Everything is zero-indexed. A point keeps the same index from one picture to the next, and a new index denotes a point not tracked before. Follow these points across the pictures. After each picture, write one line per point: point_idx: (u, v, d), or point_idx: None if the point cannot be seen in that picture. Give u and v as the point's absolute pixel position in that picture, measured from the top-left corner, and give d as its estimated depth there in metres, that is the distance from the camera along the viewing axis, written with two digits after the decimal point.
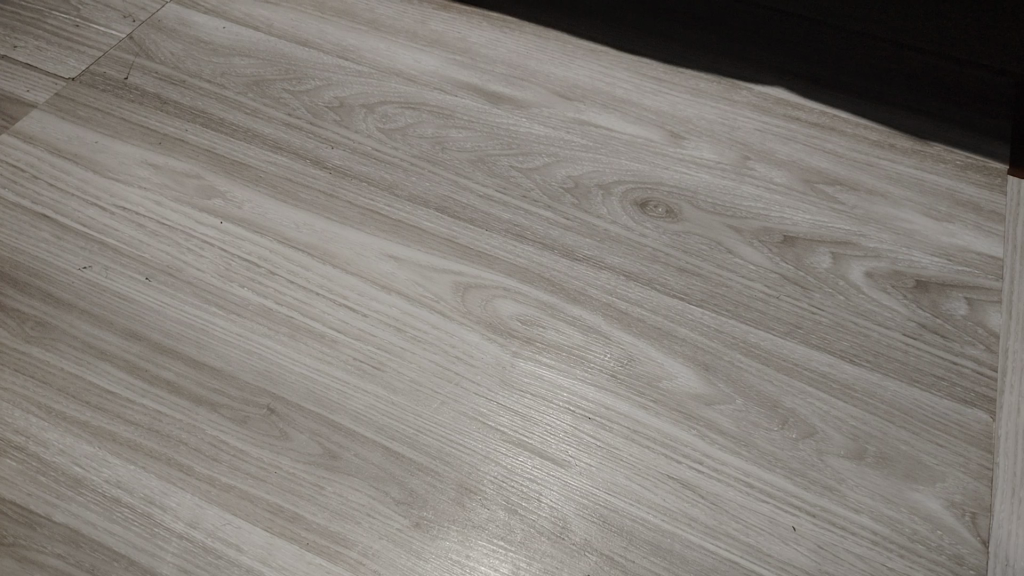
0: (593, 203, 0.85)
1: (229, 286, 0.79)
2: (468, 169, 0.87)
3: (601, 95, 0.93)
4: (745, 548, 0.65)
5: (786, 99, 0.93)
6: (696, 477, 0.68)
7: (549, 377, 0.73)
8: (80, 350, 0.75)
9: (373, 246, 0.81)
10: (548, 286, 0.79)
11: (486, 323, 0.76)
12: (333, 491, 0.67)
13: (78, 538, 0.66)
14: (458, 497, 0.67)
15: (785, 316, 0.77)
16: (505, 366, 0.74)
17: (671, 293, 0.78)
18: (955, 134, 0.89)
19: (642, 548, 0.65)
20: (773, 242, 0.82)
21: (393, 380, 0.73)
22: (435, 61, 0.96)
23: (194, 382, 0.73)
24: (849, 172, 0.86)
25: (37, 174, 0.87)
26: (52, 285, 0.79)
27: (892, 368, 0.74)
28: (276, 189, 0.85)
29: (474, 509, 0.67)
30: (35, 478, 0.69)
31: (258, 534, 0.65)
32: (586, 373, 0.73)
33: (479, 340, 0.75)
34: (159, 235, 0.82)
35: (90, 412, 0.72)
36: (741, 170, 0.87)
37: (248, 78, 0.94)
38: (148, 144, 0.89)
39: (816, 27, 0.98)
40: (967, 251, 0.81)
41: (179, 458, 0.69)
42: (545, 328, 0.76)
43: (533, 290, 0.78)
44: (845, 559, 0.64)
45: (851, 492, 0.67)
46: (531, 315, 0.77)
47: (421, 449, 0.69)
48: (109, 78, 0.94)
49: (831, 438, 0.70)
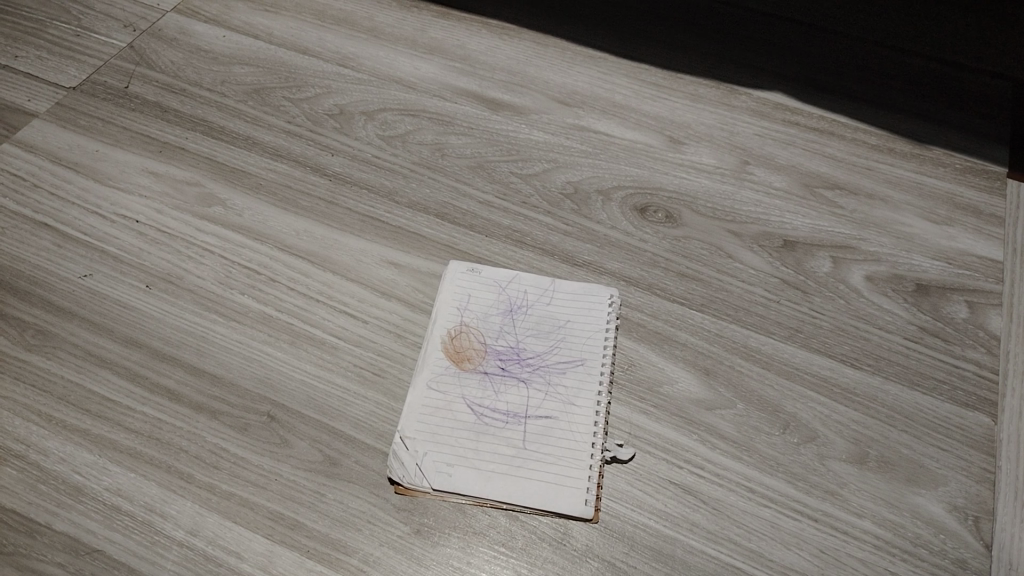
0: (592, 209, 0.85)
1: (229, 294, 0.79)
2: (467, 175, 0.87)
3: (601, 102, 0.94)
4: (746, 553, 0.65)
5: (787, 104, 0.93)
6: (696, 482, 0.68)
7: (548, 223, 0.83)
8: (80, 357, 0.75)
9: (373, 253, 0.81)
10: (570, 140, 0.90)
11: (502, 181, 0.87)
12: (333, 498, 0.67)
13: (79, 546, 0.65)
14: (371, 214, 0.84)
15: (786, 321, 0.76)
16: (526, 194, 0.86)
17: (671, 297, 0.78)
18: (954, 138, 0.89)
19: (559, 380, 0.73)
20: (773, 247, 0.82)
21: (395, 388, 0.73)
22: (435, 69, 0.97)
23: (194, 390, 0.73)
24: (849, 176, 0.87)
25: (38, 183, 0.87)
26: (52, 293, 0.79)
27: (892, 371, 0.74)
28: (275, 197, 0.85)
29: (459, 138, 0.90)
30: (35, 487, 0.68)
31: (258, 542, 0.65)
32: (529, 165, 0.88)
33: (469, 162, 0.88)
34: (160, 243, 0.82)
35: (90, 420, 0.71)
36: (741, 175, 0.87)
37: (248, 86, 0.95)
38: (148, 152, 0.89)
39: (818, 32, 0.99)
40: (967, 254, 0.81)
41: (180, 466, 0.69)
42: (542, 178, 0.87)
43: (577, 167, 0.88)
44: (846, 563, 0.64)
45: (853, 497, 0.67)
46: (581, 176, 0.87)
47: (448, 237, 0.82)
48: (109, 87, 0.95)
49: (832, 442, 0.70)
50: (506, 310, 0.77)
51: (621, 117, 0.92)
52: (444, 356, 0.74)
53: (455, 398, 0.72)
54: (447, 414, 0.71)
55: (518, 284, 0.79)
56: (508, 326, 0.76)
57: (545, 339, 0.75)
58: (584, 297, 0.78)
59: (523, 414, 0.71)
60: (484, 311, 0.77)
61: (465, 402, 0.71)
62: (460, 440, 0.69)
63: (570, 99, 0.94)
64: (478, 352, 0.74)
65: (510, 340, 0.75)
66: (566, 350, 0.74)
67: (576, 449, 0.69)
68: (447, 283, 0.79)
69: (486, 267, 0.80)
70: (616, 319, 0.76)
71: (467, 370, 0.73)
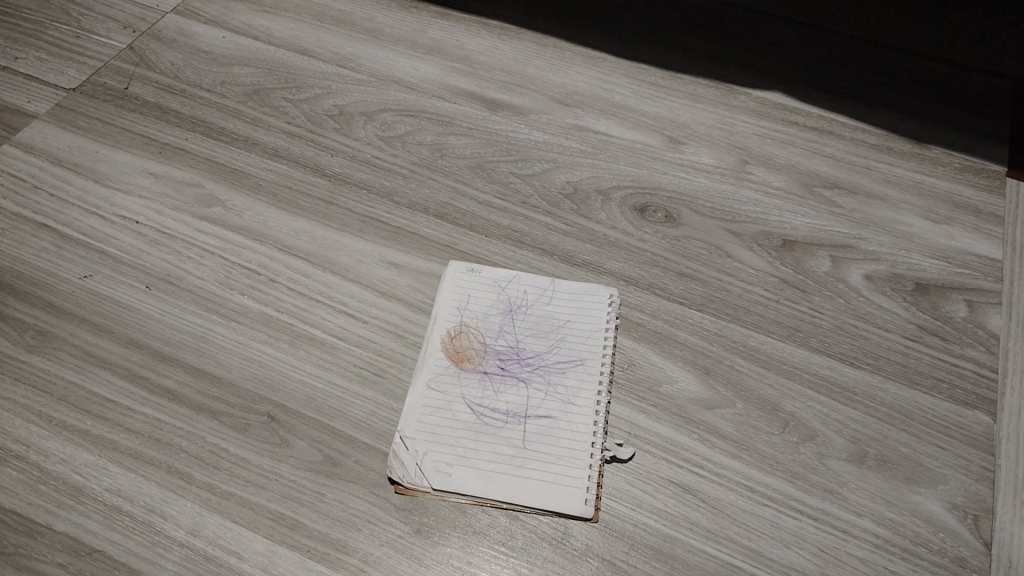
0: (592, 209, 0.85)
1: (229, 295, 0.79)
2: (466, 175, 0.87)
3: (600, 102, 0.94)
4: (747, 553, 0.65)
5: (786, 104, 0.93)
6: (696, 482, 0.68)
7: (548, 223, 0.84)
8: (80, 358, 0.75)
9: (373, 253, 0.81)
10: (569, 139, 0.91)
11: (502, 181, 0.87)
12: (333, 498, 0.67)
13: (79, 547, 0.65)
14: (371, 214, 0.84)
15: (785, 321, 0.77)
16: (526, 194, 0.86)
17: (670, 296, 0.78)
18: (953, 137, 0.89)
19: (559, 380, 0.73)
20: (772, 246, 0.82)
21: (395, 388, 0.73)
22: (434, 69, 0.97)
23: (195, 391, 0.73)
24: (848, 176, 0.87)
25: (38, 184, 0.87)
26: (52, 294, 0.79)
27: (891, 370, 0.74)
28: (275, 198, 0.85)
29: (458, 138, 0.91)
30: (35, 487, 0.68)
31: (259, 542, 0.65)
32: (529, 165, 0.88)
33: (469, 162, 0.88)
34: (160, 244, 0.82)
35: (90, 421, 0.71)
36: (740, 175, 0.87)
37: (248, 87, 0.95)
38: (148, 153, 0.89)
39: (817, 31, 0.99)
40: (966, 253, 0.81)
41: (180, 466, 0.69)
42: (542, 177, 0.87)
43: (576, 167, 0.88)
44: (846, 562, 0.64)
45: (853, 496, 0.67)
46: (580, 177, 0.87)
47: (448, 237, 0.83)
48: (109, 88, 0.95)
49: (831, 441, 0.70)
50: (505, 309, 0.77)
51: (620, 117, 0.92)
52: (444, 356, 0.74)
53: (455, 398, 0.72)
54: (447, 413, 0.71)
55: (518, 284, 0.79)
56: (508, 326, 0.76)
57: (545, 338, 0.75)
58: (584, 296, 0.78)
59: (523, 414, 0.71)
60: (484, 311, 0.77)
61: (465, 401, 0.72)
62: (461, 439, 0.69)
63: (570, 100, 0.94)
64: (478, 352, 0.74)
65: (510, 340, 0.75)
66: (566, 350, 0.75)
67: (576, 448, 0.69)
68: (447, 284, 0.79)
69: (485, 267, 0.80)
70: (615, 319, 0.76)
71: (467, 370, 0.73)
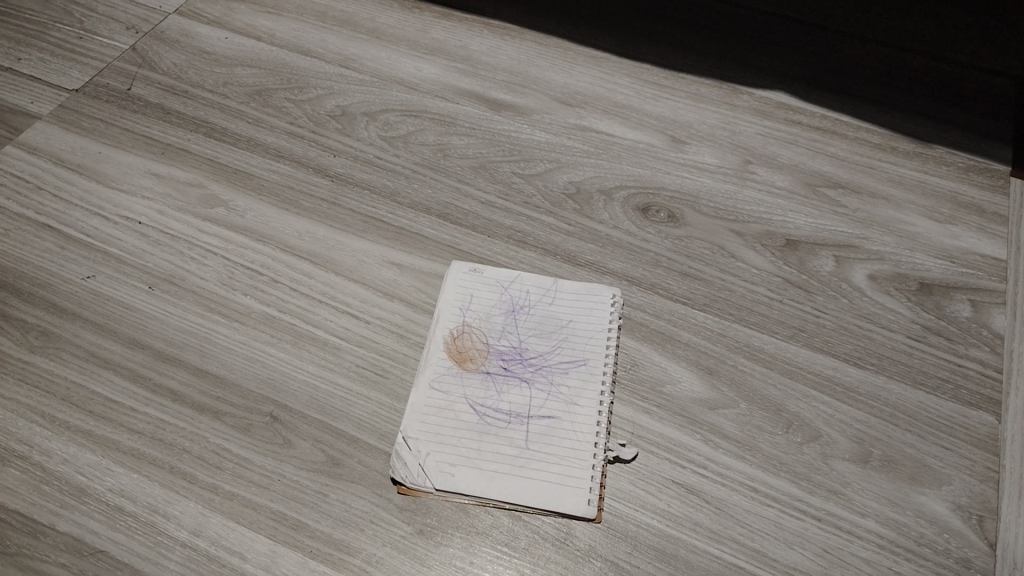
0: (594, 209, 0.85)
1: (231, 295, 0.79)
2: (468, 175, 0.87)
3: (602, 102, 0.94)
4: (750, 553, 0.64)
5: (788, 103, 0.93)
6: (700, 482, 0.68)
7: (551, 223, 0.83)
8: (83, 358, 0.75)
9: (375, 253, 0.81)
10: (571, 139, 0.90)
11: (505, 181, 0.87)
12: (335, 499, 0.67)
13: (82, 547, 0.65)
14: (373, 215, 0.84)
15: (788, 321, 0.76)
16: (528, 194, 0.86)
17: (673, 296, 0.78)
18: (956, 137, 0.89)
19: (561, 380, 0.73)
20: (775, 246, 0.82)
21: (397, 388, 0.73)
22: (436, 69, 0.97)
23: (197, 391, 0.73)
24: (851, 175, 0.86)
25: (41, 185, 0.87)
26: (55, 295, 0.79)
27: (895, 371, 0.73)
28: (277, 198, 0.85)
29: (460, 138, 0.90)
30: (38, 488, 0.68)
31: (261, 543, 0.65)
32: (531, 165, 0.88)
33: (471, 162, 0.88)
34: (162, 244, 0.82)
35: (93, 421, 0.71)
36: (742, 175, 0.87)
37: (250, 88, 0.95)
38: (151, 154, 0.89)
39: (818, 31, 0.99)
40: (970, 253, 0.81)
41: (183, 467, 0.69)
42: (544, 178, 0.87)
43: (578, 166, 0.88)
44: (850, 563, 0.64)
45: (857, 496, 0.67)
46: (583, 176, 0.87)
47: (450, 237, 0.82)
48: (112, 89, 0.95)
49: (835, 442, 0.69)
50: (508, 310, 0.77)
51: (622, 117, 0.92)
52: (446, 356, 0.74)
53: (457, 399, 0.72)
54: (449, 414, 0.71)
55: (520, 284, 0.79)
56: (510, 326, 0.76)
57: (547, 339, 0.75)
58: (586, 296, 0.78)
59: (526, 414, 0.71)
60: (486, 311, 0.77)
61: (468, 402, 0.71)
62: (463, 440, 0.69)
63: (572, 100, 0.94)
64: (481, 352, 0.74)
65: (512, 340, 0.75)
66: (569, 350, 0.74)
67: (578, 449, 0.69)
68: (449, 284, 0.79)
69: (488, 267, 0.80)
70: (618, 319, 0.76)
71: (469, 370, 0.73)
